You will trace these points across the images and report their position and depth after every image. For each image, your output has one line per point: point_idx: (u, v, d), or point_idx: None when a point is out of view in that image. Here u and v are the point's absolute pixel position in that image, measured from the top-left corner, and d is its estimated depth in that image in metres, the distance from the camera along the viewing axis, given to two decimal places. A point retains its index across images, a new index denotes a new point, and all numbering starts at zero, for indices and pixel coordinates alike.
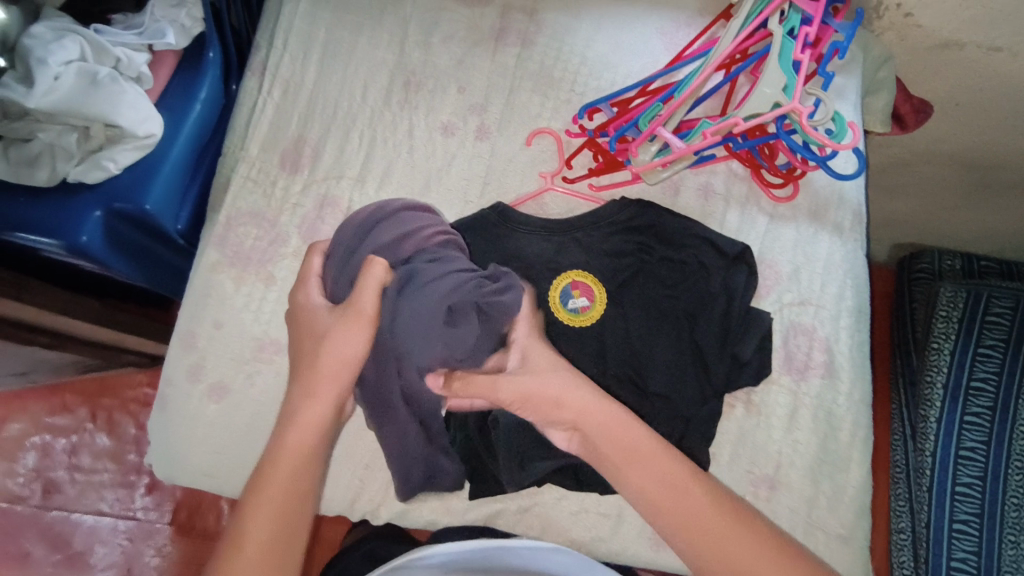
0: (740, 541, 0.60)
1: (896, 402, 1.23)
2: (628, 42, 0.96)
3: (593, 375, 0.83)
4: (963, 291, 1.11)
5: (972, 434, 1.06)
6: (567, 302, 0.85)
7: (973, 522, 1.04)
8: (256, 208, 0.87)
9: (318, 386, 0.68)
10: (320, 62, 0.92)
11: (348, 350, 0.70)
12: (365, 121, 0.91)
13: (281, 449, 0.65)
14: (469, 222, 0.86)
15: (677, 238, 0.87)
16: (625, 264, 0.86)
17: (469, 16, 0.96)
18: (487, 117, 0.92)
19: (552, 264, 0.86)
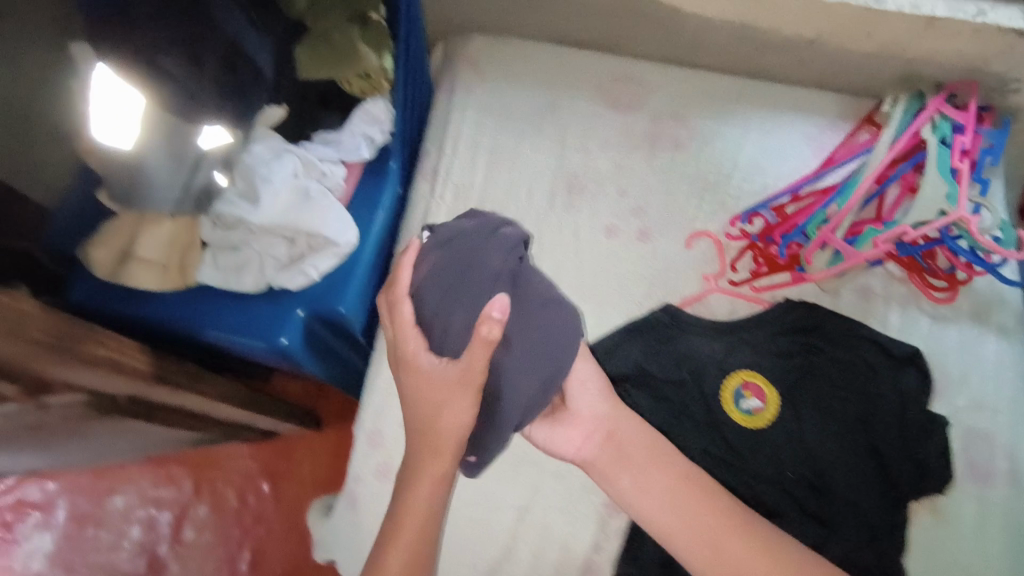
0: (739, 544, 0.66)
1: None
2: (776, 146, 1.00)
3: (774, 477, 0.83)
4: None
5: None
6: (743, 403, 0.86)
7: None
8: None
9: (438, 447, 0.68)
10: (487, 167, 0.97)
11: (456, 415, 0.66)
12: (532, 223, 0.95)
13: (410, 497, 0.69)
14: (640, 324, 0.89)
15: (844, 338, 0.87)
16: (793, 363, 0.87)
17: (622, 122, 1.01)
18: (646, 220, 0.96)
19: (723, 364, 0.88)
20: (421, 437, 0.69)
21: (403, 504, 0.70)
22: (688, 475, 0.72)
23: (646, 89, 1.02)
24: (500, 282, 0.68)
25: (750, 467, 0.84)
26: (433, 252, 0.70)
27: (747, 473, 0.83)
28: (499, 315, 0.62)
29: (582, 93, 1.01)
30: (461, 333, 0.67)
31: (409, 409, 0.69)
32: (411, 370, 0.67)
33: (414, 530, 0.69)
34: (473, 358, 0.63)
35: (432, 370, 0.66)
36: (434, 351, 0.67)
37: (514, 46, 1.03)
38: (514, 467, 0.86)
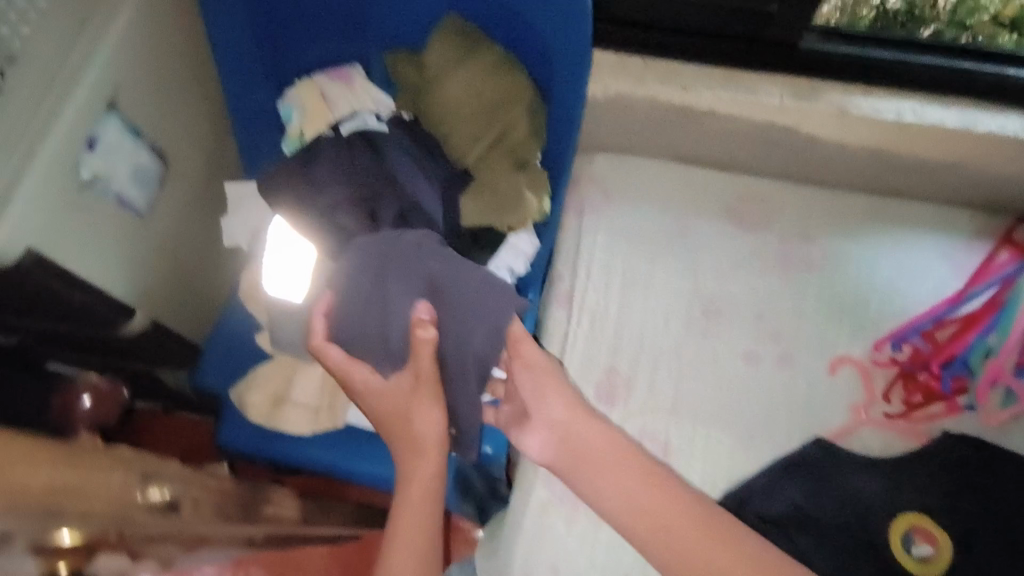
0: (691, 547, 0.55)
1: None
2: (913, 268, 0.98)
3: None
4: None
5: None
6: (914, 548, 0.81)
7: None
8: None
9: (416, 459, 0.68)
10: (620, 292, 0.96)
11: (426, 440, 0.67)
12: (671, 351, 0.93)
13: (397, 518, 0.66)
14: (799, 461, 0.86)
15: (1013, 476, 0.84)
16: (962, 504, 0.83)
17: (752, 243, 1.00)
18: (787, 345, 0.93)
19: (889, 505, 0.84)
20: (410, 485, 0.67)
21: (393, 525, 0.66)
22: (629, 496, 0.59)
23: (772, 209, 1.02)
24: (418, 290, 0.65)
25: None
26: (346, 257, 0.66)
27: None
28: (429, 320, 0.65)
29: (708, 215, 1.02)
30: (398, 338, 0.66)
31: (400, 445, 0.68)
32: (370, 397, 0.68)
33: (414, 535, 0.66)
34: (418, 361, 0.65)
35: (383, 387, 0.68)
36: (376, 370, 0.68)
37: (639, 169, 1.04)
38: None
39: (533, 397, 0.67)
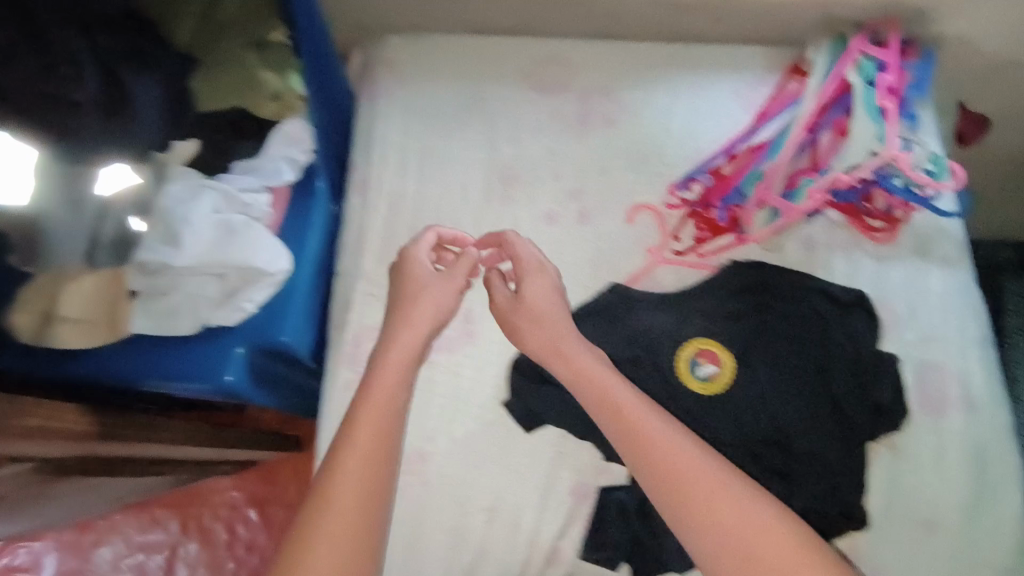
0: (702, 469, 0.63)
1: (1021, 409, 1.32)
2: (707, 108, 0.98)
3: (737, 442, 0.84)
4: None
5: None
6: (700, 369, 0.86)
7: None
8: (382, 322, 0.89)
9: (377, 422, 0.70)
10: (418, 171, 0.95)
11: (442, 306, 0.80)
12: (470, 223, 0.93)
13: (324, 486, 0.67)
14: (591, 307, 0.89)
15: (792, 294, 0.88)
16: (747, 326, 0.88)
17: (550, 105, 0.98)
18: (586, 201, 0.94)
19: (676, 334, 0.88)
20: (366, 426, 0.70)
21: (334, 492, 0.66)
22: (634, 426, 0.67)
23: (569, 69, 1.00)
24: None
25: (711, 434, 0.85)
26: None
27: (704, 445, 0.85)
28: None
29: (505, 79, 0.99)
30: None
31: (373, 400, 0.72)
32: (408, 280, 0.81)
33: (349, 489, 0.66)
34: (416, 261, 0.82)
35: (426, 275, 0.82)
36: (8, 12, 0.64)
37: (436, 41, 1.00)
38: (476, 469, 0.85)
39: (530, 332, 0.78)
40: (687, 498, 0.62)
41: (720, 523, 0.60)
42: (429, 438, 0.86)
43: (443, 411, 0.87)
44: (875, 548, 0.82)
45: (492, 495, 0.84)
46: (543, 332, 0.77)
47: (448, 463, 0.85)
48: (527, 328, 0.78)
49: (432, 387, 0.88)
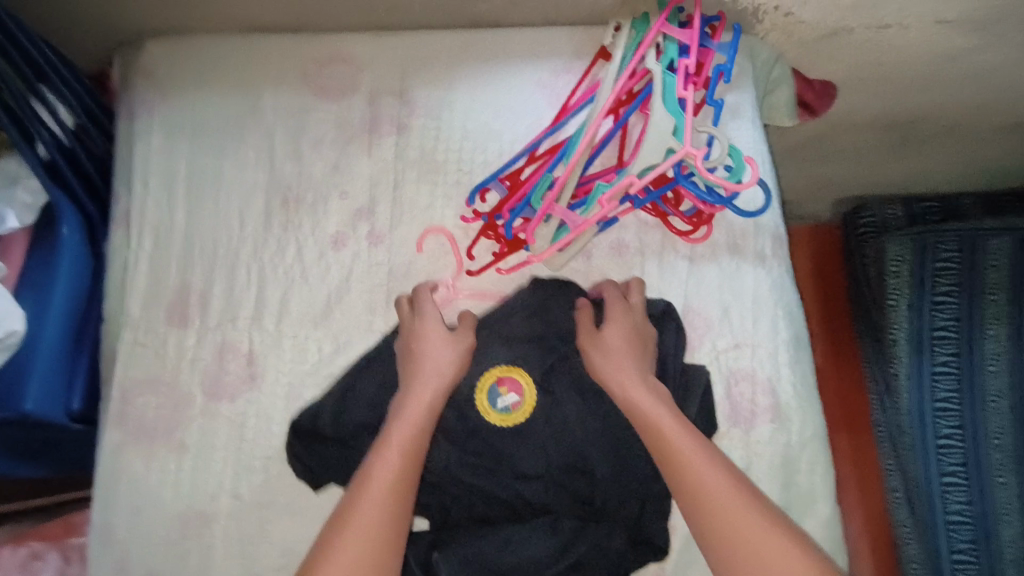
0: (691, 447, 0.68)
1: (902, 367, 1.35)
2: (508, 105, 0.90)
3: (538, 474, 0.78)
4: (907, 244, 1.38)
5: (942, 382, 1.31)
6: (498, 401, 0.80)
7: (954, 397, 1.29)
8: (152, 373, 0.81)
9: (390, 428, 0.70)
10: (186, 198, 0.85)
11: (454, 358, 0.76)
12: (249, 253, 0.85)
13: (381, 451, 0.68)
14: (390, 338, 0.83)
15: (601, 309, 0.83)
16: (552, 348, 0.82)
17: (336, 112, 0.89)
18: (376, 220, 0.86)
19: (474, 361, 0.81)
20: (405, 414, 0.71)
21: (366, 485, 0.66)
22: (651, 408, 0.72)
23: (357, 69, 0.90)
24: None
25: (512, 466, 0.78)
26: None
27: (502, 479, 0.78)
28: None
29: (283, 83, 0.89)
30: None
31: (418, 381, 0.74)
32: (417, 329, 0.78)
33: (389, 469, 0.67)
34: (424, 317, 0.78)
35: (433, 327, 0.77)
36: None
37: (204, 47, 0.89)
38: (264, 525, 0.79)
39: (610, 361, 0.76)
40: (715, 521, 0.64)
41: (698, 496, 0.65)
42: (210, 498, 0.79)
43: (225, 467, 0.80)
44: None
45: (280, 552, 0.78)
46: (620, 350, 0.76)
47: (232, 523, 0.78)
48: (615, 367, 0.75)
49: (213, 442, 0.80)
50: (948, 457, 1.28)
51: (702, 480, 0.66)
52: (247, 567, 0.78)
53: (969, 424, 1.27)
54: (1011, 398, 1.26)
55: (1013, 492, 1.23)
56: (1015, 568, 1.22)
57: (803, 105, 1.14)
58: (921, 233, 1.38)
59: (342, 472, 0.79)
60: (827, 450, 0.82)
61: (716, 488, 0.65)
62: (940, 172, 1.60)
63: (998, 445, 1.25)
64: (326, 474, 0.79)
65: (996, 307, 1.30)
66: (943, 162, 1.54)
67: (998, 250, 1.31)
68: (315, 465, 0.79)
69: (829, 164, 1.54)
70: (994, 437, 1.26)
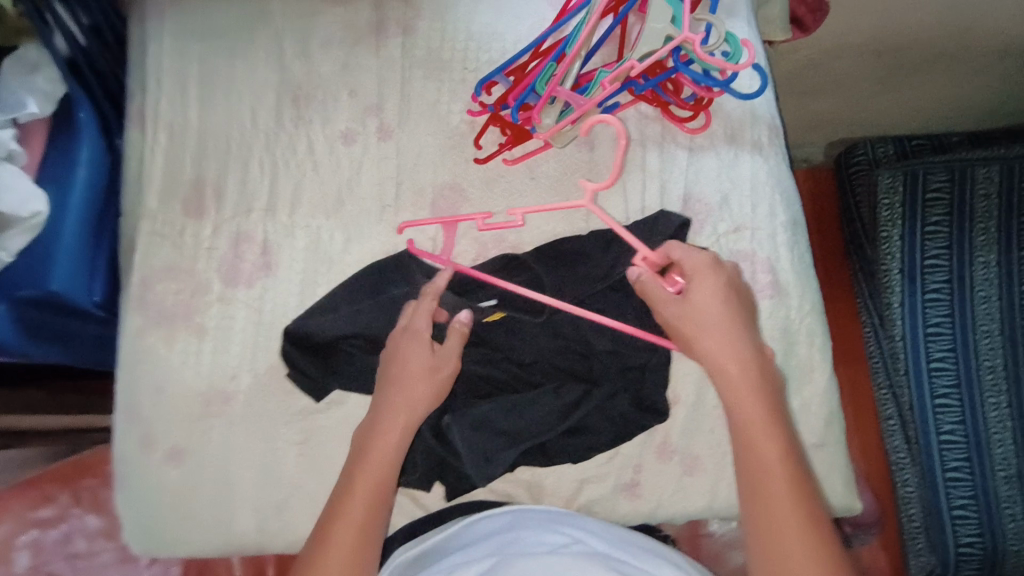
0: (768, 431, 0.70)
1: (896, 297, 1.36)
2: (510, 8, 0.92)
3: (533, 359, 0.81)
4: (899, 175, 1.37)
5: (935, 309, 1.33)
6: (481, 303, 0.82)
7: (946, 322, 1.32)
8: (171, 262, 0.83)
9: (373, 450, 0.72)
10: (200, 97, 0.88)
11: (423, 395, 0.74)
12: (261, 148, 0.87)
13: (365, 465, 0.71)
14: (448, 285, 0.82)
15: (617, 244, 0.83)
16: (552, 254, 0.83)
17: (343, 14, 0.92)
18: (385, 116, 0.89)
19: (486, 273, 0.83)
20: (382, 439, 0.73)
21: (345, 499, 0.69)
22: (733, 389, 0.72)
23: None
24: None
25: (505, 351, 0.81)
26: None
27: (498, 365, 0.81)
28: None
29: None
30: None
31: (362, 468, 0.71)
32: (400, 349, 0.76)
33: (370, 483, 0.70)
34: (409, 346, 0.75)
35: (415, 347, 0.75)
36: None
37: None
38: (283, 404, 0.81)
39: (702, 299, 0.75)
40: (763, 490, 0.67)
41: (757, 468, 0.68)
42: (231, 378, 0.81)
43: (244, 349, 0.82)
44: (691, 444, 0.81)
45: (298, 430, 0.81)
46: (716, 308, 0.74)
47: (252, 402, 0.81)
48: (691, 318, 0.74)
49: (232, 326, 0.83)
50: (940, 380, 1.32)
51: (766, 474, 0.67)
52: (266, 443, 0.80)
53: (961, 347, 1.31)
54: (1001, 322, 1.29)
55: (1002, 412, 1.27)
56: (1005, 483, 1.28)
57: (797, 21, 1.17)
58: (920, 161, 1.36)
59: (342, 369, 0.80)
60: (823, 324, 0.85)
61: (783, 489, 0.66)
62: (931, 108, 1.63)
63: (989, 366, 1.29)
64: (329, 379, 0.80)
65: (985, 235, 1.31)
66: (933, 94, 1.57)
67: (987, 179, 1.32)
68: (313, 372, 0.80)
69: (821, 98, 1.57)
70: (986, 359, 1.29)
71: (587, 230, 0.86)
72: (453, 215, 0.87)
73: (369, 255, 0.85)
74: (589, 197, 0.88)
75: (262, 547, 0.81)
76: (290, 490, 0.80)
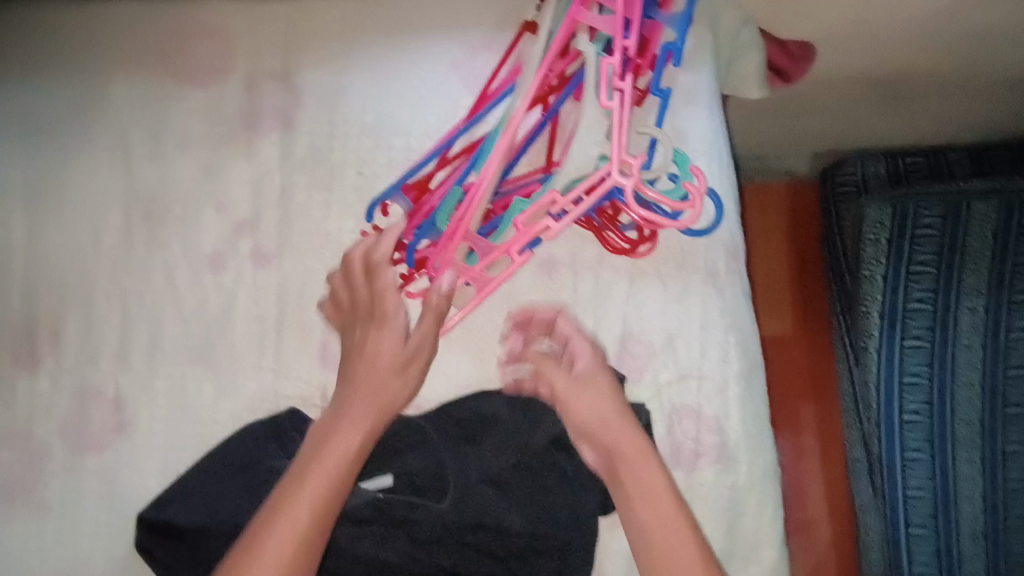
0: (685, 544, 0.62)
1: (868, 344, 1.07)
2: (415, 95, 0.74)
3: (437, 539, 0.69)
4: (889, 206, 1.06)
5: (914, 357, 1.04)
6: (367, 482, 0.71)
7: (926, 371, 1.03)
8: (2, 423, 0.70)
9: (350, 421, 0.65)
10: (28, 211, 0.72)
11: (389, 392, 0.66)
12: (109, 278, 0.72)
13: (320, 456, 0.63)
14: None
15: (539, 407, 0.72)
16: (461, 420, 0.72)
17: (206, 104, 0.74)
18: (262, 235, 0.73)
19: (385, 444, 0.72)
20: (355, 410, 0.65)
21: (291, 498, 0.61)
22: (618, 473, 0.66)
23: (228, 49, 0.75)
24: None
25: (407, 531, 0.69)
26: None
27: (394, 551, 0.69)
28: None
29: (140, 71, 0.75)
30: None
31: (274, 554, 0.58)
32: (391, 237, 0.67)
33: (325, 473, 0.62)
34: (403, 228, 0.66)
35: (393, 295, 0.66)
36: None
37: (65, 31, 0.76)
38: None
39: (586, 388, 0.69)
40: None
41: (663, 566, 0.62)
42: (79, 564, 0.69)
43: (94, 528, 0.69)
44: None
45: None
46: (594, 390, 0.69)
47: None
48: (590, 400, 0.68)
49: (79, 500, 0.70)
50: (912, 432, 1.03)
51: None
52: None
53: (937, 396, 1.02)
54: (983, 373, 1.00)
55: (976, 468, 0.99)
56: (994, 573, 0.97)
57: (777, 70, 1.00)
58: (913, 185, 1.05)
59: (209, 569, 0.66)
60: (775, 489, 0.74)
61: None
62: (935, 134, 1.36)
63: (966, 422, 1.00)
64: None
65: (976, 276, 1.01)
66: (939, 122, 1.29)
67: (985, 216, 1.01)
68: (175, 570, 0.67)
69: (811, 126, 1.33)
70: (964, 411, 1.00)
71: (504, 384, 0.73)
72: None
73: (243, 414, 0.71)
74: (509, 339, 0.73)
75: None
76: None
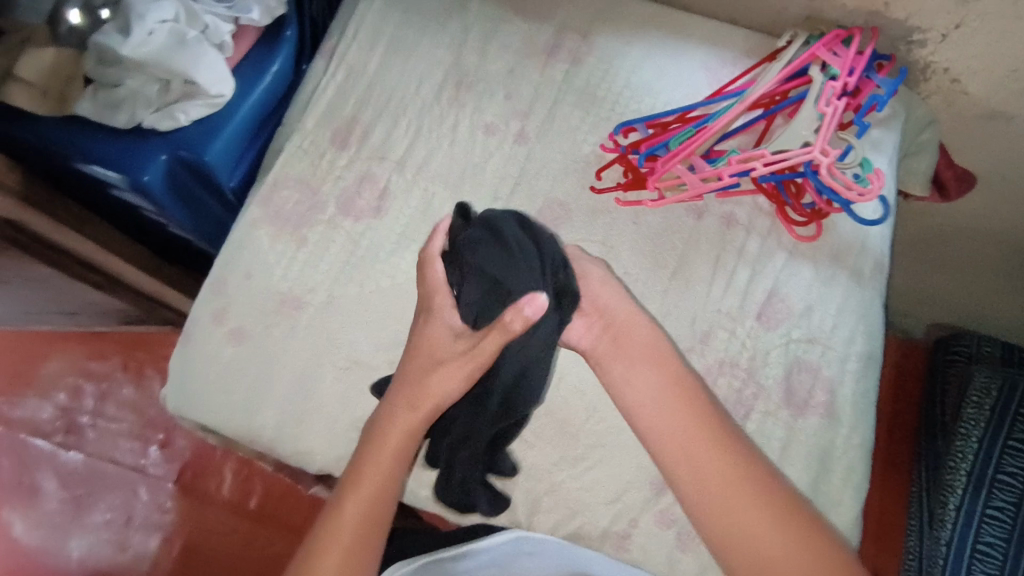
0: (762, 510, 0.59)
1: (954, 499, 1.16)
2: (673, 72, 0.97)
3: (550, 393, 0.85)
4: (997, 378, 1.20)
5: (992, 529, 1.11)
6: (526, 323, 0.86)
7: (1000, 546, 1.10)
8: (303, 175, 0.94)
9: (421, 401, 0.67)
10: (383, 53, 1.00)
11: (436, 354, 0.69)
12: (415, 112, 0.97)
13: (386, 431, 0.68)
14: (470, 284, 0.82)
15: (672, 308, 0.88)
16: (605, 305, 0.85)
17: (526, 29, 1.01)
18: (528, 123, 0.97)
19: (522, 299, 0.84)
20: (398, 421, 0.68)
21: (372, 461, 0.67)
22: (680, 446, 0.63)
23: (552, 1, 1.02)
24: None
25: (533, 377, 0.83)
26: None
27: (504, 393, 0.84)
28: None
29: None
30: None
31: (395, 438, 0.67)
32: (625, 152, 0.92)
33: (375, 473, 0.67)
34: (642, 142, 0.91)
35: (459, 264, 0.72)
36: None
37: None
38: (339, 328, 0.89)
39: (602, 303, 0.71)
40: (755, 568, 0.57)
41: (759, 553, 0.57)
42: (308, 290, 0.90)
43: (330, 269, 0.91)
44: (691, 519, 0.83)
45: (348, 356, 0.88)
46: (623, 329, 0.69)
47: (317, 317, 0.89)
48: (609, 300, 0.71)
49: (329, 246, 0.92)
50: None
51: (765, 534, 0.58)
52: (314, 357, 0.88)
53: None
54: None
55: None
56: None
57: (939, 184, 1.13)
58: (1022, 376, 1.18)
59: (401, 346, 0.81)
60: (866, 463, 0.85)
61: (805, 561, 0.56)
62: None
63: None
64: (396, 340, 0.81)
65: None
66: None
67: None
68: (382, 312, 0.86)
69: (942, 275, 1.37)
70: None
71: (667, 288, 0.90)
72: (553, 227, 0.92)
73: None
74: (680, 259, 0.91)
75: (272, 445, 0.89)
76: (316, 405, 0.88)
